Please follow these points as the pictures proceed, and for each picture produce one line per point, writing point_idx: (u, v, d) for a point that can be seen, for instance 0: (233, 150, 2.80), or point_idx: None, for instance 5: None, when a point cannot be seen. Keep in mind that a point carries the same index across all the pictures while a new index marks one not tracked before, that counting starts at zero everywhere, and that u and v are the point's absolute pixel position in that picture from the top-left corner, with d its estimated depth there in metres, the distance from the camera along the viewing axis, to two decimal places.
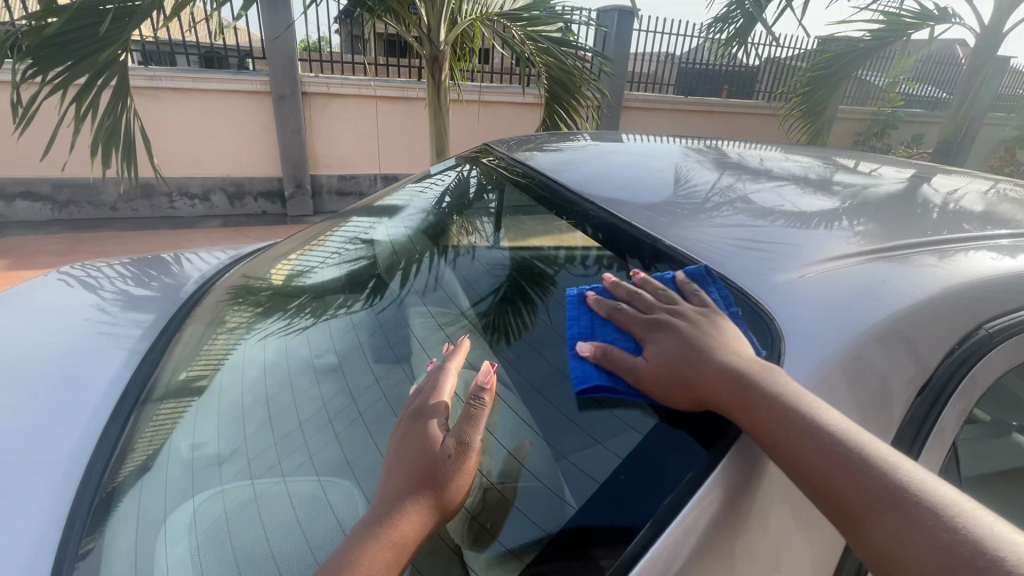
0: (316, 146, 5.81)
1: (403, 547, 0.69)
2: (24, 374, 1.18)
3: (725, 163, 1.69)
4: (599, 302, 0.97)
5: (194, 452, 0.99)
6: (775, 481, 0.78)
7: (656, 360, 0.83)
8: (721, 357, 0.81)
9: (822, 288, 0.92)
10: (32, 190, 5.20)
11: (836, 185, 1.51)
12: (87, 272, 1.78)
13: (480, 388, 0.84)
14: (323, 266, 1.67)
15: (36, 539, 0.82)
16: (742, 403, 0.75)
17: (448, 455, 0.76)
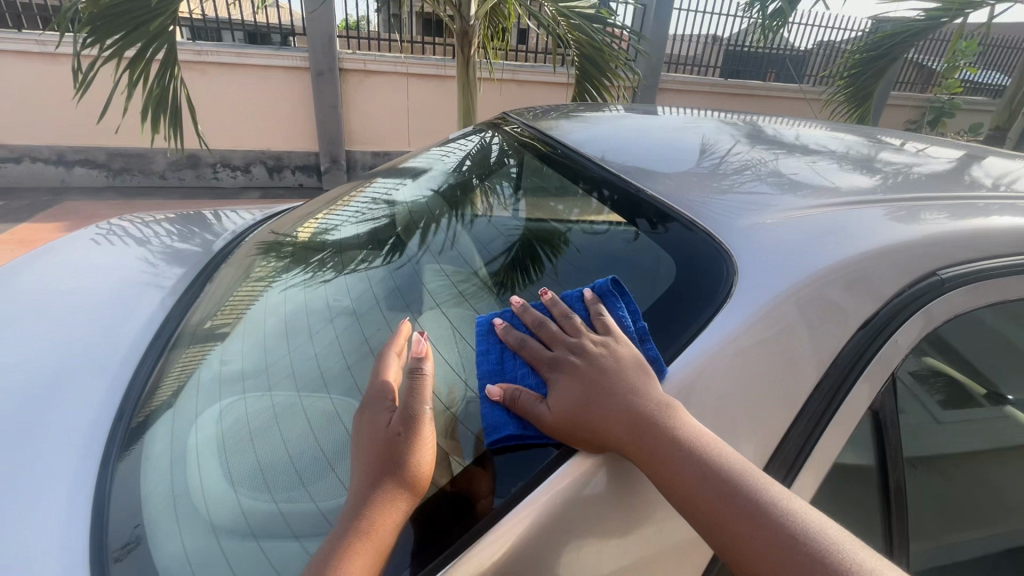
0: (352, 122, 5.96)
1: (384, 535, 0.73)
2: (82, 309, 1.34)
3: (763, 139, 1.67)
4: (507, 333, 0.93)
5: (222, 368, 1.11)
6: (733, 405, 0.84)
7: (560, 408, 0.82)
8: (617, 398, 0.81)
9: (777, 230, 0.99)
10: (90, 158, 5.56)
11: (880, 164, 1.50)
12: (137, 228, 1.95)
13: (416, 361, 0.87)
14: (349, 223, 1.77)
15: (90, 430, 0.96)
16: (648, 453, 0.77)
17: (398, 434, 0.79)
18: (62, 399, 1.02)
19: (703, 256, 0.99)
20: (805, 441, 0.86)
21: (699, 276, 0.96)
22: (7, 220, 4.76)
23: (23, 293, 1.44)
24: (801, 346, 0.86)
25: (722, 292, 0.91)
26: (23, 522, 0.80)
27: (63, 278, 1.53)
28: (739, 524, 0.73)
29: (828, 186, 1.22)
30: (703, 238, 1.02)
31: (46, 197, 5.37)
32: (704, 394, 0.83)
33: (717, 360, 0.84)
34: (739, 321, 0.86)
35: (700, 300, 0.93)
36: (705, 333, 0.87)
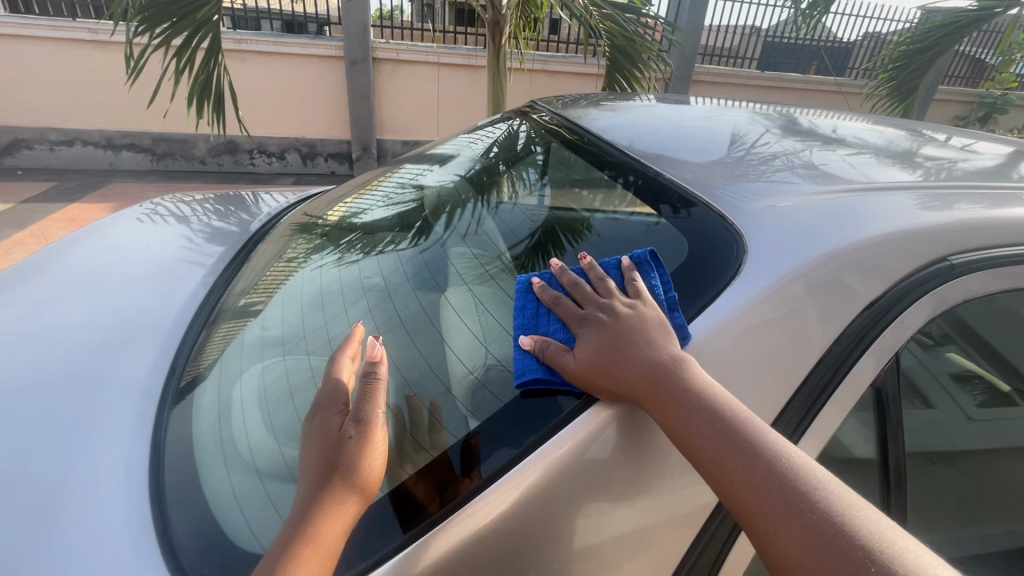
0: (384, 111, 6.08)
1: (333, 540, 0.73)
2: (133, 276, 1.43)
3: (797, 131, 1.67)
4: (545, 291, 0.98)
5: (264, 332, 1.18)
6: (744, 379, 0.88)
7: (586, 355, 0.86)
8: (635, 350, 0.85)
9: (796, 214, 1.02)
10: (136, 142, 5.82)
11: (920, 159, 1.47)
12: (178, 207, 2.05)
13: (370, 365, 0.87)
14: (376, 206, 1.85)
15: (148, 377, 1.02)
16: (659, 399, 0.81)
17: (348, 437, 0.80)
18: (121, 349, 1.09)
19: (721, 236, 1.02)
20: (806, 411, 0.90)
21: (712, 256, 1.00)
22: (61, 200, 5.04)
23: (78, 264, 1.53)
24: (804, 321, 0.90)
25: (729, 271, 0.95)
26: (88, 456, 0.86)
27: (116, 251, 1.63)
28: (739, 462, 0.76)
29: (860, 178, 1.23)
30: (719, 221, 1.05)
31: (96, 178, 5.66)
32: (707, 363, 0.87)
33: (722, 332, 0.88)
34: (745, 297, 0.91)
35: (714, 278, 0.96)
36: (715, 306, 0.91)
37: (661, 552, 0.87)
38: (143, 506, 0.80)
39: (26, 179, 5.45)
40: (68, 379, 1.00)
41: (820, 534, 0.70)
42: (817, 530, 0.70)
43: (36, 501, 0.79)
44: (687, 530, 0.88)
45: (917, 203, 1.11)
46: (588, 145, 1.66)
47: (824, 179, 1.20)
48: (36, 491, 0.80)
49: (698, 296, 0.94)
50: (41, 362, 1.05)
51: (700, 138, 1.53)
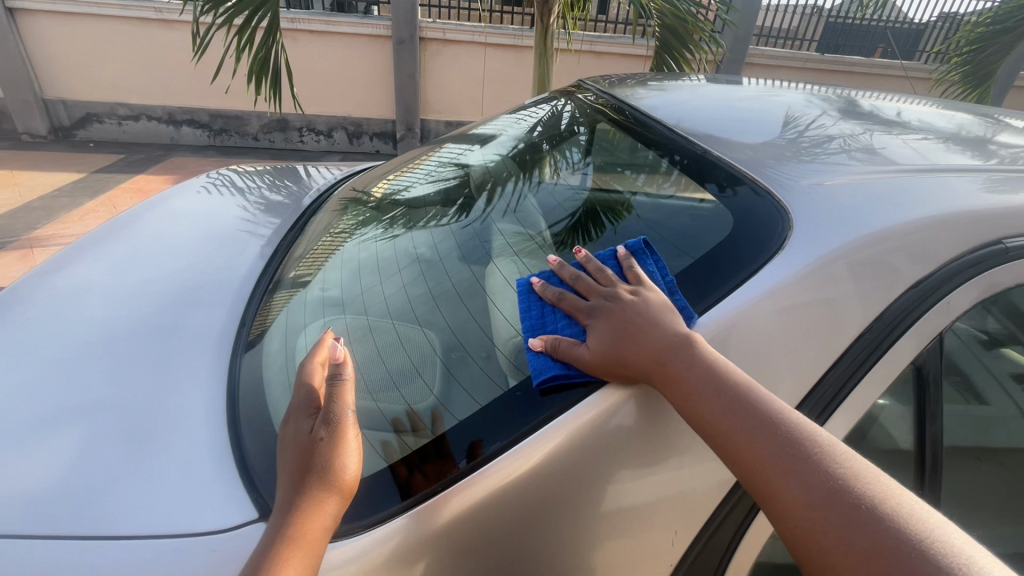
0: (430, 91, 6.15)
1: (316, 539, 0.74)
2: (200, 238, 1.53)
3: (857, 114, 1.62)
4: (546, 289, 1.01)
5: (323, 293, 1.26)
6: (785, 354, 0.90)
7: (598, 345, 0.89)
8: (647, 331, 0.88)
9: (848, 193, 1.02)
10: (195, 118, 6.10)
11: (992, 147, 1.40)
12: (236, 179, 2.17)
13: (335, 366, 0.91)
14: (420, 183, 1.91)
15: (222, 326, 1.12)
16: (674, 376, 0.83)
17: (320, 440, 0.81)
18: (196, 301, 1.19)
19: (765, 213, 1.03)
20: (841, 385, 0.90)
21: (756, 233, 1.00)
22: (128, 172, 5.36)
23: (150, 224, 1.64)
24: (844, 296, 0.91)
25: (773, 246, 0.96)
26: (175, 390, 0.94)
27: (183, 215, 1.73)
28: (751, 434, 0.78)
29: (920, 161, 1.20)
30: (766, 198, 1.06)
31: (158, 152, 5.97)
32: (741, 333, 0.89)
33: (762, 303, 0.90)
34: (788, 271, 0.92)
35: (761, 250, 0.97)
36: (757, 279, 0.92)
37: (689, 513, 0.92)
38: (222, 433, 0.88)
39: (98, 151, 5.83)
40: (151, 323, 1.10)
41: (826, 496, 0.72)
42: (845, 504, 0.71)
43: (130, 424, 0.87)
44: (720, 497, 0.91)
45: (981, 188, 1.08)
46: (635, 125, 1.66)
47: (882, 162, 1.17)
48: (129, 416, 0.88)
49: (745, 267, 0.95)
50: (126, 309, 1.15)
51: (752, 118, 1.52)
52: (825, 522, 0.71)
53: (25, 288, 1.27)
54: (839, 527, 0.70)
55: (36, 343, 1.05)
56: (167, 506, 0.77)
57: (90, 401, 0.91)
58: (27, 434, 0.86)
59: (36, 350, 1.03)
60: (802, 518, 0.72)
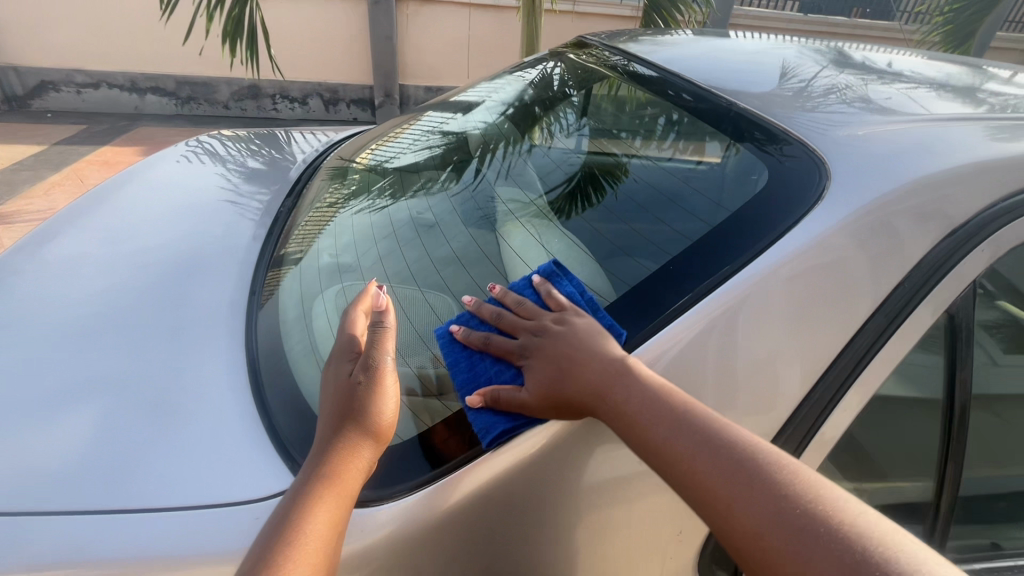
0: (408, 55, 5.91)
1: (351, 479, 0.74)
2: (191, 206, 1.46)
3: (851, 65, 1.61)
4: (469, 336, 0.93)
5: (334, 259, 1.22)
6: (825, 306, 0.89)
7: (536, 387, 0.84)
8: (581, 362, 0.84)
9: (870, 144, 1.02)
10: (161, 85, 5.78)
11: (983, 95, 1.40)
12: (216, 145, 2.06)
13: (378, 314, 0.91)
14: (407, 152, 1.81)
15: (231, 295, 1.08)
16: (613, 408, 0.79)
17: (359, 383, 0.82)
18: (199, 269, 1.14)
19: (794, 167, 1.03)
20: (876, 336, 0.90)
21: (782, 188, 1.00)
22: (91, 143, 5.07)
23: (134, 192, 1.55)
24: (874, 249, 0.91)
25: (813, 196, 0.96)
26: (192, 360, 0.90)
27: (165, 183, 1.63)
28: (699, 456, 0.73)
29: (920, 109, 1.20)
30: (800, 148, 1.05)
31: (123, 122, 5.65)
32: (784, 284, 0.89)
33: (804, 254, 0.90)
34: (832, 220, 0.92)
35: (795, 202, 0.97)
36: (795, 232, 0.92)
37: None
38: (247, 402, 0.86)
39: (56, 121, 5.48)
40: (154, 293, 1.05)
41: (777, 520, 0.66)
42: (802, 525, 0.65)
43: (149, 395, 0.84)
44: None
45: (986, 137, 1.08)
46: (635, 85, 1.63)
47: (877, 110, 1.17)
48: (146, 388, 0.85)
49: (778, 219, 0.96)
50: (126, 280, 1.09)
51: (749, 69, 1.50)
52: (782, 548, 0.64)
53: (12, 261, 1.20)
54: (792, 552, 0.64)
55: (34, 316, 1.00)
56: (199, 476, 0.75)
57: (103, 374, 0.87)
58: (39, 408, 0.82)
59: (35, 323, 0.98)
60: (756, 544, 0.66)
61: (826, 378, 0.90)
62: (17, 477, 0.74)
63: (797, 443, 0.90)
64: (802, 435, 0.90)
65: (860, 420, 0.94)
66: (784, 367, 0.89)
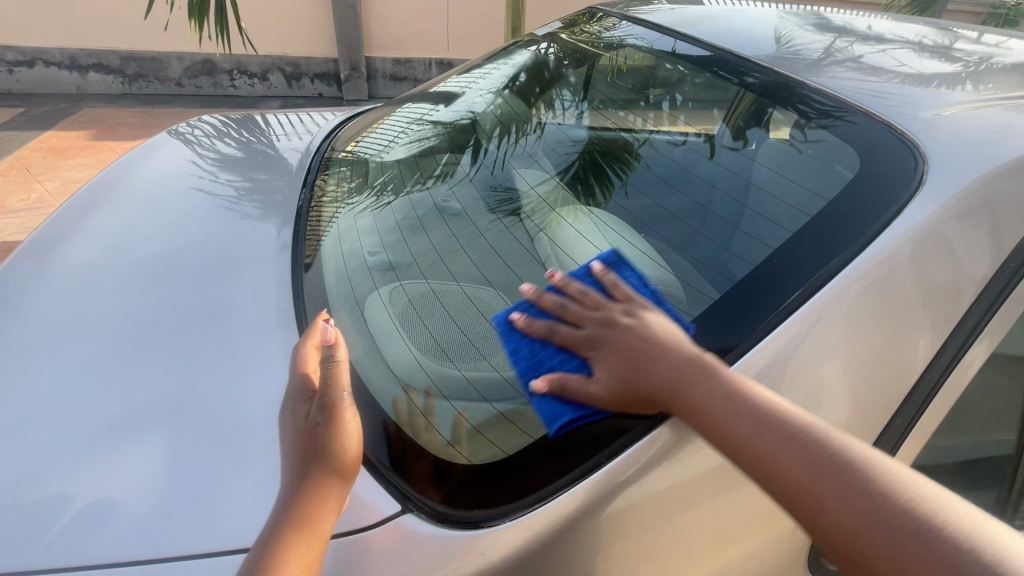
0: (370, 23, 5.60)
1: (322, 521, 0.71)
2: (199, 200, 1.34)
3: (830, 27, 1.59)
4: (531, 324, 0.88)
5: (374, 258, 1.15)
6: (932, 294, 0.88)
7: (610, 381, 0.81)
8: (655, 361, 0.80)
9: (936, 124, 1.00)
10: (103, 61, 5.32)
11: (957, 53, 1.41)
12: (193, 125, 1.88)
13: (328, 348, 0.85)
14: (395, 144, 1.64)
15: (279, 303, 1.02)
16: (692, 405, 0.77)
17: (316, 424, 0.77)
18: (235, 276, 1.07)
19: (880, 137, 1.01)
20: (982, 314, 0.90)
21: (872, 174, 0.96)
22: (31, 130, 4.64)
23: (129, 187, 1.42)
24: (960, 237, 0.89)
25: (911, 182, 0.92)
26: (255, 384, 0.87)
27: (149, 176, 1.48)
28: (785, 459, 0.72)
29: (908, 70, 1.23)
30: (880, 128, 1.02)
31: (64, 104, 5.19)
32: (895, 275, 0.86)
33: (914, 242, 0.87)
34: (936, 205, 0.89)
35: (887, 181, 0.94)
36: (897, 222, 0.88)
37: None
38: None
39: None
40: (195, 307, 0.99)
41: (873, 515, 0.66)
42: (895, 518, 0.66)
43: (218, 424, 0.82)
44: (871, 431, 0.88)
45: (1006, 100, 1.10)
46: (640, 62, 1.64)
47: (869, 77, 1.18)
48: (216, 415, 0.83)
49: (859, 193, 0.94)
50: (153, 293, 1.02)
51: (743, 33, 1.50)
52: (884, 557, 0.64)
53: (11, 276, 1.10)
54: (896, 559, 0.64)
55: (63, 342, 0.94)
56: None
57: (164, 400, 0.84)
58: (99, 444, 0.80)
59: (67, 349, 0.92)
60: (851, 541, 0.67)
61: (934, 364, 0.89)
62: (106, 522, 0.73)
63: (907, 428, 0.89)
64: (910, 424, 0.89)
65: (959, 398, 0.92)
66: (885, 359, 0.87)
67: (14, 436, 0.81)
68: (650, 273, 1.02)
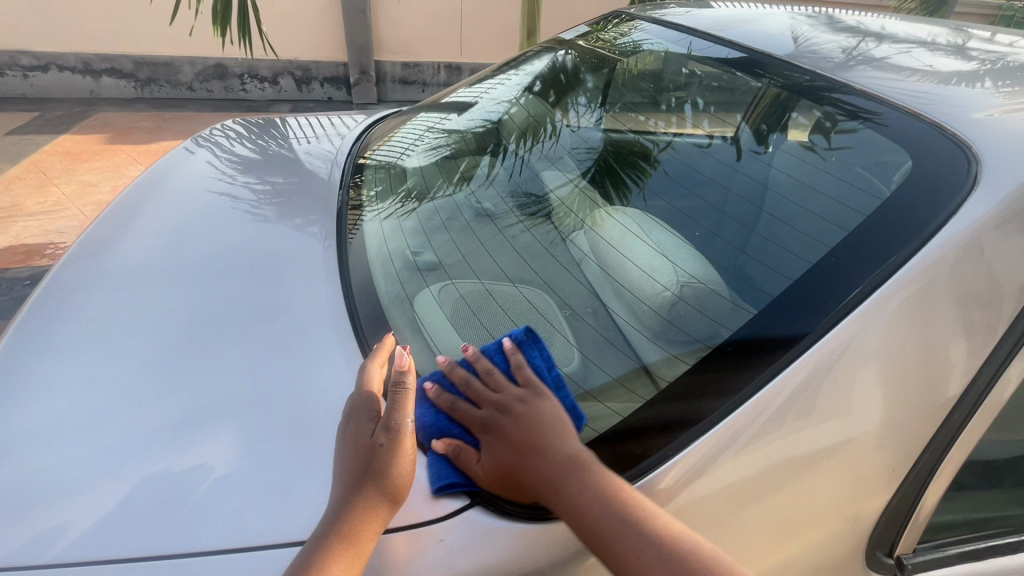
0: (377, 27, 5.62)
1: (366, 541, 0.72)
2: (238, 202, 1.37)
3: (843, 27, 1.61)
4: (439, 395, 0.87)
5: (420, 259, 1.17)
6: (983, 296, 0.89)
7: (492, 465, 0.80)
8: (535, 454, 0.78)
9: (975, 127, 1.01)
10: (115, 66, 5.36)
11: (974, 51, 1.41)
12: (218, 130, 1.91)
13: (399, 373, 0.85)
14: (412, 152, 1.64)
15: (330, 304, 1.03)
16: (562, 502, 0.75)
17: (380, 446, 0.78)
18: (284, 277, 1.09)
19: (928, 141, 1.02)
20: None
21: (915, 176, 0.97)
22: (46, 133, 4.69)
23: (169, 190, 1.45)
24: (1009, 237, 0.89)
25: (964, 185, 0.93)
26: (316, 381, 0.90)
27: (184, 180, 1.51)
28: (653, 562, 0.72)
29: (927, 69, 1.25)
30: (931, 130, 1.03)
31: (78, 108, 5.24)
32: (948, 275, 0.87)
33: (967, 242, 0.88)
34: (983, 207, 0.90)
35: (938, 182, 0.95)
36: (953, 221, 0.90)
37: (887, 453, 0.89)
38: None
39: (5, 109, 5.05)
40: (249, 308, 1.01)
41: None
42: None
43: (282, 421, 0.84)
44: (922, 431, 0.90)
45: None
46: (662, 64, 1.66)
47: (896, 76, 1.20)
48: (279, 412, 0.85)
49: (906, 194, 0.95)
50: (207, 293, 1.05)
51: (759, 35, 1.52)
52: None
53: (68, 277, 1.13)
54: None
55: (124, 339, 0.96)
56: None
57: (226, 398, 0.86)
58: (169, 436, 0.82)
59: (129, 346, 0.95)
60: None
61: (988, 362, 0.90)
62: (177, 516, 0.75)
63: (961, 427, 0.91)
64: (961, 421, 0.90)
65: (1010, 398, 0.93)
66: (935, 359, 0.88)
67: (84, 430, 0.83)
68: (697, 271, 1.04)
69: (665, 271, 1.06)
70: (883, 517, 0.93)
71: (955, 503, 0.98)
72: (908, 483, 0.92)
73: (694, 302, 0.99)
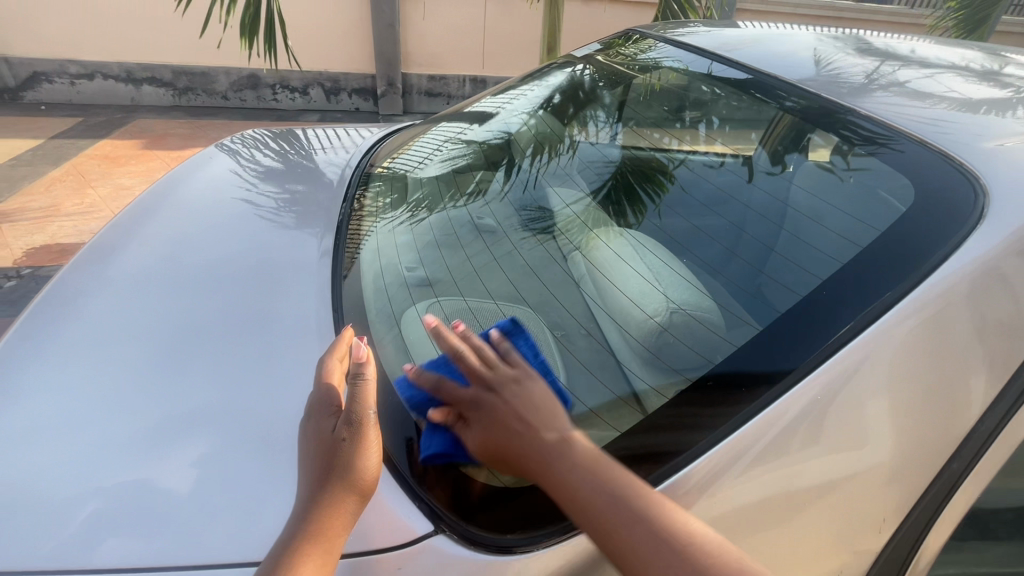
0: (406, 42, 5.73)
1: (335, 535, 0.71)
2: (241, 210, 1.39)
3: (871, 50, 1.56)
4: (423, 375, 0.84)
5: (410, 274, 1.17)
6: (992, 337, 0.84)
7: (481, 439, 0.78)
8: (527, 427, 0.76)
9: (992, 159, 0.96)
10: (156, 74, 5.60)
11: (1008, 78, 1.35)
12: (240, 138, 1.96)
13: (358, 365, 0.85)
14: (429, 162, 1.65)
15: (316, 317, 1.04)
16: (550, 473, 0.74)
17: (342, 439, 0.77)
18: (275, 287, 1.10)
19: (937, 170, 0.97)
20: None
21: (928, 203, 0.93)
22: (87, 137, 4.92)
23: (179, 196, 1.49)
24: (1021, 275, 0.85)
25: (971, 216, 0.89)
26: (293, 393, 0.90)
27: (196, 187, 1.55)
28: (635, 532, 0.70)
29: (954, 96, 1.20)
30: (939, 159, 0.99)
31: (119, 114, 5.49)
32: (951, 312, 0.82)
33: (974, 279, 0.83)
34: (993, 242, 0.85)
35: (946, 214, 0.90)
36: (958, 255, 0.85)
37: (882, 497, 0.84)
38: None
39: (52, 114, 5.32)
40: (238, 317, 1.02)
41: None
42: None
43: (255, 433, 0.84)
44: (920, 476, 0.85)
45: None
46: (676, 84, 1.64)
47: (916, 102, 1.15)
48: (254, 424, 0.85)
49: (913, 224, 0.90)
50: (200, 301, 1.07)
51: (779, 57, 1.48)
52: None
53: (72, 280, 1.16)
54: None
55: (117, 344, 0.98)
56: None
57: (205, 407, 0.87)
58: (147, 445, 0.83)
59: (122, 352, 0.97)
60: None
61: (994, 407, 0.85)
62: (144, 524, 0.75)
63: (961, 475, 0.85)
64: (962, 468, 0.85)
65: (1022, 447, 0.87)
66: (937, 401, 0.83)
67: (69, 433, 0.85)
68: (688, 298, 1.01)
69: (653, 297, 1.04)
70: (876, 564, 0.88)
71: (958, 553, 0.92)
72: (903, 531, 0.87)
73: (681, 330, 0.96)
